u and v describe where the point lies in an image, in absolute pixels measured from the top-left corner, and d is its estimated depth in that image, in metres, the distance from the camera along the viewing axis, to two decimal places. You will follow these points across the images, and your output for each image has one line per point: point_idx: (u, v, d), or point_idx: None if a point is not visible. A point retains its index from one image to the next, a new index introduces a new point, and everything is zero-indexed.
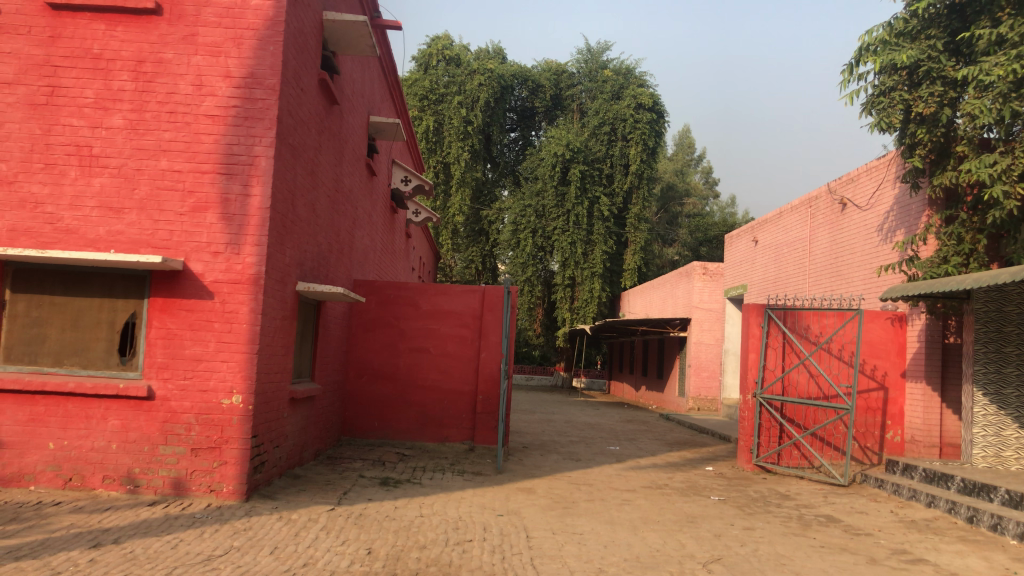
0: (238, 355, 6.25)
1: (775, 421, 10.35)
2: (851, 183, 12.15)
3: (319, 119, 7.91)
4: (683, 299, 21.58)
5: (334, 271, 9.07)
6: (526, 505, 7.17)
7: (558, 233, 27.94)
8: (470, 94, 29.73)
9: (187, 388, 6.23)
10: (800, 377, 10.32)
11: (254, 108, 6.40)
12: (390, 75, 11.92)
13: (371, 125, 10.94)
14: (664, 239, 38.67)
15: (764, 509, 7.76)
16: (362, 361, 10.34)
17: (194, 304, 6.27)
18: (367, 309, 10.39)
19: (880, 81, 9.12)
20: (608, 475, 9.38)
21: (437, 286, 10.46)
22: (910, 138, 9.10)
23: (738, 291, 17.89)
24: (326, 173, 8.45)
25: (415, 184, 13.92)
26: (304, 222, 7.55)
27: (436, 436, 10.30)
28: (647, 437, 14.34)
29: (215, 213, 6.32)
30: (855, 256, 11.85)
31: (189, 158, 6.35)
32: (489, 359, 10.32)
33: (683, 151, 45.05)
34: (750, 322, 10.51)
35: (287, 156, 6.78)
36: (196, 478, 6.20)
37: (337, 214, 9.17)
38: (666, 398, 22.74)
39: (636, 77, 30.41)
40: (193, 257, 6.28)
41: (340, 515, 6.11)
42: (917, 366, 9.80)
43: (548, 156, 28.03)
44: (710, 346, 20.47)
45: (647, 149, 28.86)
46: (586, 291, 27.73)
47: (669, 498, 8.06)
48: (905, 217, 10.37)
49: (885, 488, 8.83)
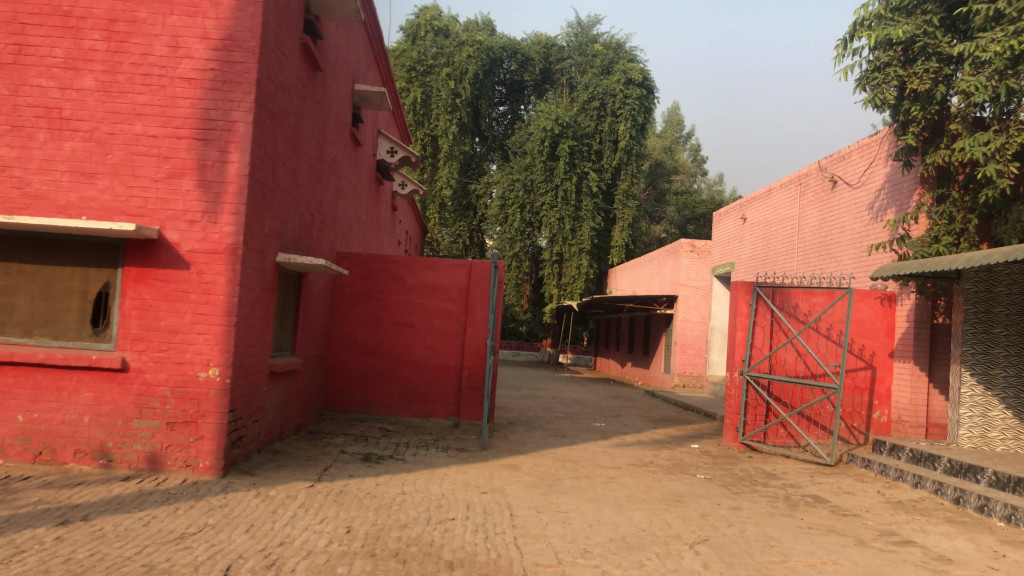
0: (215, 328, 6.07)
1: (761, 400, 10.29)
2: (842, 160, 12.00)
3: (301, 86, 7.68)
4: (671, 277, 21.47)
5: (316, 242, 8.87)
6: (511, 483, 7.06)
7: (546, 208, 27.73)
8: (459, 66, 29.35)
9: (162, 360, 6.05)
10: (787, 355, 10.23)
11: (233, 71, 6.18)
12: (375, 43, 11.65)
13: (357, 94, 10.70)
14: (652, 216, 38.53)
15: (750, 488, 7.68)
16: (346, 335, 10.17)
17: (169, 274, 6.07)
18: (351, 283, 10.21)
19: (875, 57, 8.97)
20: (594, 452, 9.28)
21: (423, 260, 10.28)
22: (904, 115, 8.95)
23: (725, 269, 17.81)
24: (309, 141, 8.22)
25: (401, 156, 13.70)
26: (285, 191, 7.34)
27: (420, 411, 10.17)
28: (633, 414, 14.25)
29: (191, 180, 6.11)
30: (845, 234, 11.73)
31: (164, 122, 6.13)
32: (475, 335, 10.15)
33: (671, 128, 44.79)
34: (738, 300, 10.48)
35: (267, 122, 6.56)
36: (172, 453, 6.03)
37: (320, 185, 8.96)
38: (652, 375, 22.69)
39: (626, 52, 30.10)
40: (168, 226, 6.08)
41: (321, 491, 5.96)
42: (905, 345, 9.72)
43: (537, 131, 27.75)
44: (697, 324, 20.40)
45: (636, 125, 28.61)
46: (574, 267, 27.58)
47: (654, 477, 7.97)
48: (895, 196, 10.24)
49: (872, 469, 8.78)
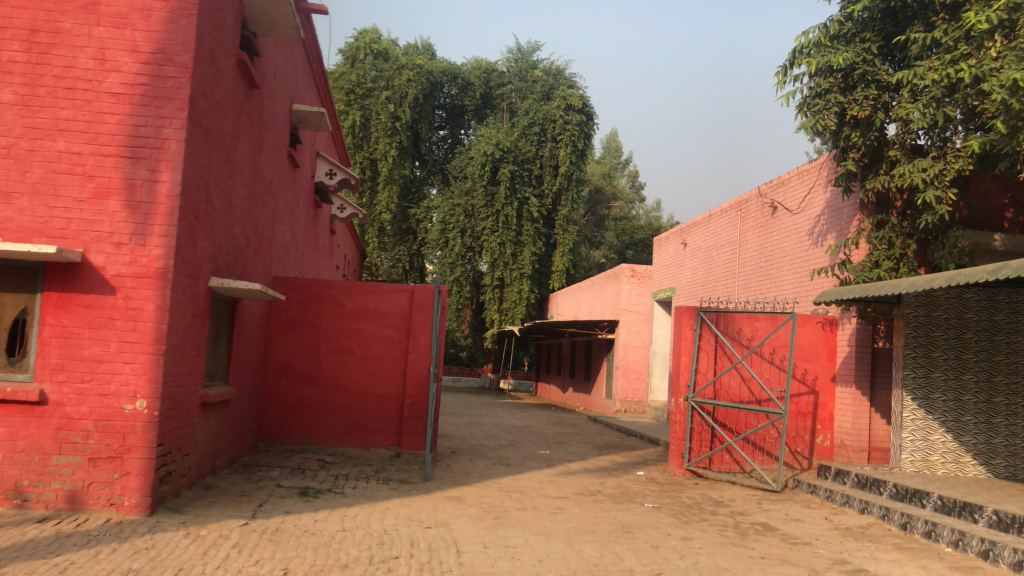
0: (143, 357, 5.72)
1: (706, 426, 10.22)
2: (782, 186, 12.13)
3: (237, 104, 7.40)
4: (611, 302, 21.49)
5: (251, 266, 8.53)
6: (456, 516, 6.80)
7: (486, 233, 27.60)
8: (399, 89, 29.16)
9: (85, 392, 5.66)
10: (731, 380, 10.24)
11: (164, 87, 5.89)
12: (314, 63, 11.40)
13: (295, 114, 10.43)
14: (591, 241, 38.71)
15: (699, 517, 7.56)
16: (282, 363, 9.80)
17: (93, 300, 5.70)
18: (287, 308, 9.86)
19: (815, 84, 8.98)
20: (539, 481, 9.08)
21: (363, 284, 10.01)
22: (845, 142, 8.98)
23: (666, 294, 17.82)
24: (244, 161, 7.91)
25: (340, 178, 13.42)
26: (219, 213, 7.03)
27: (360, 442, 9.84)
28: (576, 440, 14.09)
29: (119, 200, 5.77)
30: (785, 259, 11.82)
31: (90, 139, 5.78)
32: (417, 362, 9.90)
33: (609, 154, 45.21)
34: (683, 325, 10.37)
35: (200, 140, 6.26)
36: (94, 491, 5.63)
37: (256, 206, 8.65)
38: (593, 401, 22.65)
39: (565, 79, 30.34)
40: (93, 248, 5.72)
41: (255, 530, 5.62)
42: (847, 370, 9.78)
43: (477, 156, 27.68)
44: (638, 348, 20.43)
45: (576, 151, 28.80)
46: (515, 292, 27.45)
47: (602, 506, 7.79)
48: (835, 221, 10.36)
49: (818, 494, 8.77)
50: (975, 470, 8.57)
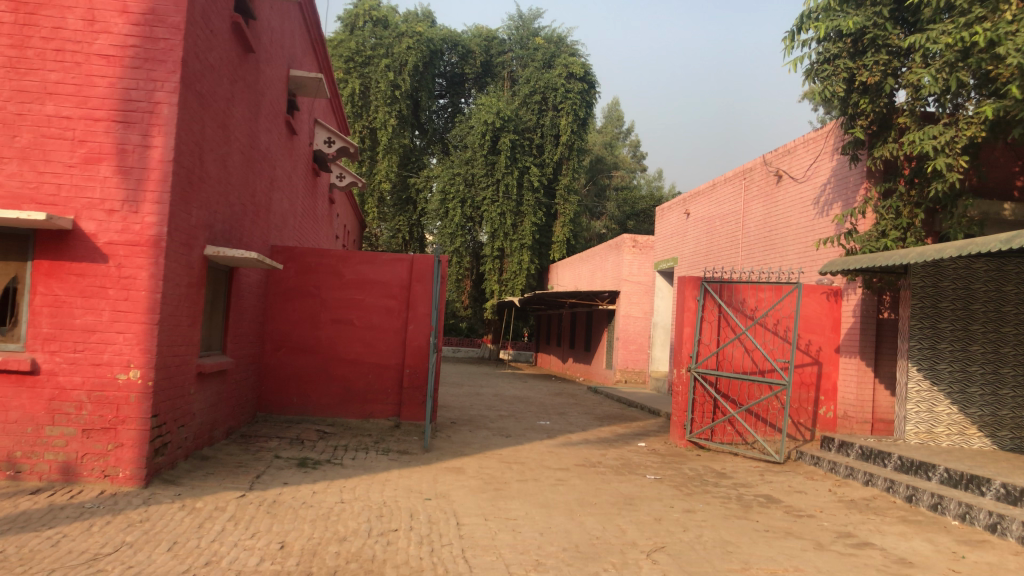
0: (137, 326, 5.60)
1: (709, 397, 10.15)
2: (787, 155, 11.95)
3: (232, 69, 7.22)
4: (613, 272, 21.36)
5: (248, 235, 8.39)
6: (456, 488, 6.72)
7: (486, 203, 27.39)
8: (398, 57, 28.79)
9: (77, 362, 5.55)
10: (735, 351, 10.10)
11: (156, 49, 5.70)
12: (311, 27, 11.16)
13: (292, 80, 10.23)
14: (592, 211, 38.50)
15: (702, 489, 7.49)
16: (280, 333, 9.70)
17: (85, 268, 5.57)
18: (285, 278, 9.74)
19: (824, 49, 8.82)
20: (540, 453, 9.00)
21: (362, 254, 9.87)
22: (853, 109, 8.85)
23: (669, 264, 17.66)
24: (240, 127, 7.74)
25: (339, 146, 13.23)
26: (214, 180, 6.88)
27: (359, 412, 9.76)
28: (577, 411, 14.02)
29: (110, 166, 5.62)
30: (790, 229, 11.67)
31: (79, 103, 5.61)
32: (417, 332, 9.79)
33: (611, 124, 44.81)
34: (686, 296, 10.22)
35: (193, 105, 6.09)
36: (88, 463, 5.54)
37: (253, 174, 8.50)
38: (593, 371, 22.59)
39: (567, 46, 29.96)
40: (84, 215, 5.58)
41: (252, 502, 5.53)
42: (852, 341, 9.67)
43: (477, 124, 27.39)
44: (639, 319, 20.32)
45: (578, 120, 28.51)
46: (515, 263, 27.32)
47: (603, 478, 7.71)
48: (842, 190, 10.20)
49: (821, 466, 8.70)
50: (980, 442, 8.49)
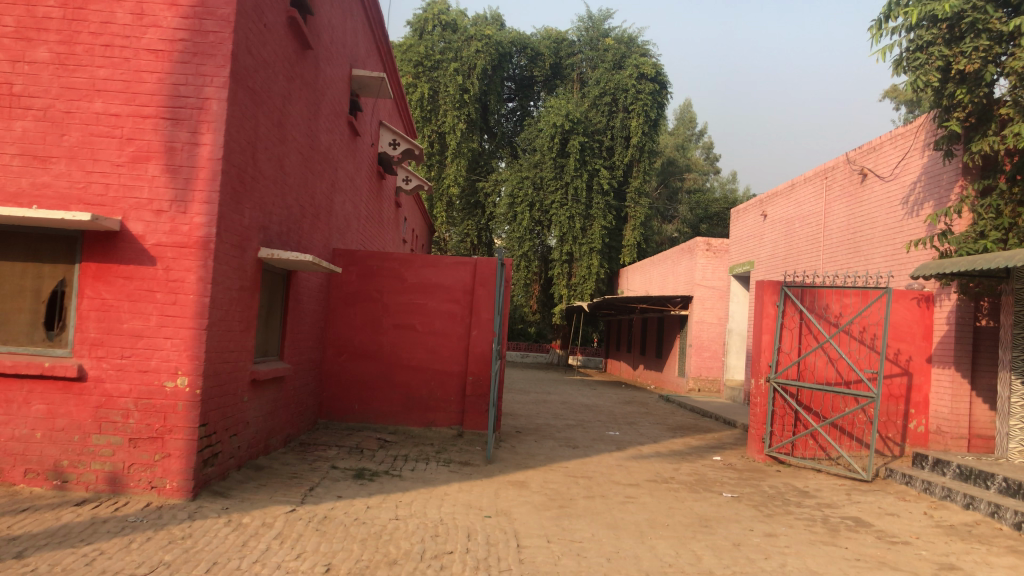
0: (185, 332, 5.37)
1: (790, 409, 9.53)
2: (873, 152, 11.24)
3: (288, 66, 7.00)
4: (685, 277, 20.71)
5: (307, 237, 8.17)
6: (518, 505, 6.32)
7: (555, 206, 26.98)
8: (467, 60, 28.62)
9: (124, 368, 5.36)
10: (817, 361, 9.50)
11: (205, 42, 5.48)
12: (375, 26, 10.94)
13: (355, 80, 10.03)
14: (664, 215, 37.74)
15: (783, 510, 6.93)
16: (342, 338, 9.47)
17: (133, 271, 5.38)
18: (347, 282, 9.52)
19: (917, 36, 8.19)
20: (609, 466, 8.53)
21: (424, 257, 9.58)
22: (948, 100, 8.19)
23: (744, 268, 16.94)
24: (298, 126, 7.52)
25: (404, 148, 13.01)
26: (269, 180, 6.65)
27: (421, 420, 9.45)
28: (648, 421, 13.48)
29: (158, 165, 5.42)
30: (876, 230, 10.96)
31: (128, 99, 5.42)
32: (480, 338, 9.43)
33: (683, 126, 43.83)
34: (765, 301, 9.66)
35: (245, 100, 5.85)
36: (135, 473, 5.33)
37: (313, 175, 8.29)
38: (665, 378, 21.94)
39: (638, 47, 29.32)
40: (132, 216, 5.39)
41: (301, 518, 5.24)
42: (945, 350, 8.94)
43: (546, 127, 27.00)
44: (713, 325, 19.60)
45: (649, 121, 27.88)
46: (584, 267, 26.88)
47: (676, 496, 7.21)
48: (934, 188, 9.49)
49: (914, 486, 8.02)
50: None
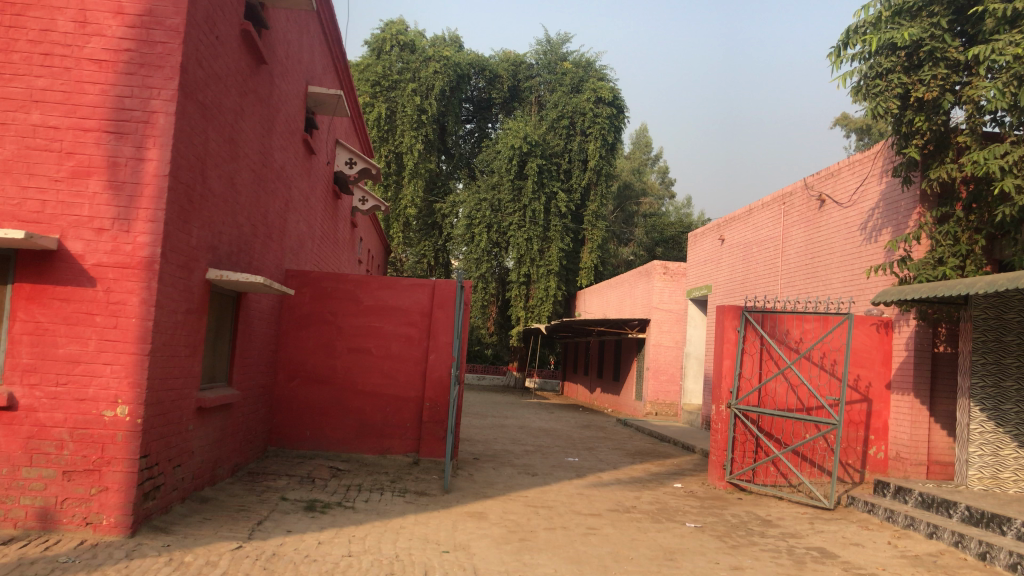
0: (126, 357, 5.06)
1: (751, 435, 9.44)
2: (830, 178, 11.30)
3: (241, 80, 6.75)
4: (642, 300, 20.70)
5: (258, 258, 7.88)
6: (478, 538, 6.08)
7: (513, 228, 26.88)
8: (425, 81, 28.47)
9: (60, 397, 5.02)
10: (778, 387, 9.44)
11: (153, 53, 5.22)
12: (332, 42, 10.72)
13: (311, 97, 9.80)
14: (620, 238, 37.88)
15: (748, 541, 6.78)
16: (294, 362, 9.16)
17: (71, 293, 5.06)
18: (300, 304, 9.22)
19: (876, 63, 8.16)
20: (569, 495, 8.33)
21: (381, 279, 9.33)
22: (907, 128, 8.17)
23: (702, 292, 16.97)
24: (250, 143, 7.25)
25: (361, 167, 12.76)
26: (219, 198, 6.38)
27: (376, 448, 9.16)
28: (607, 445, 13.33)
29: (100, 180, 5.12)
30: (834, 256, 11.00)
31: (68, 111, 5.13)
32: (438, 362, 9.19)
33: (639, 150, 44.22)
34: (726, 326, 9.55)
35: (194, 115, 5.59)
36: (68, 509, 4.98)
37: (265, 193, 8.02)
38: (623, 402, 21.85)
39: (596, 71, 29.47)
40: (70, 234, 5.07)
41: (248, 556, 4.94)
42: (904, 376, 8.92)
43: (504, 149, 26.92)
44: (670, 348, 19.59)
45: (606, 144, 27.99)
46: (541, 289, 26.75)
47: (638, 526, 7.03)
48: (892, 215, 9.54)
49: (877, 514, 7.95)
50: None
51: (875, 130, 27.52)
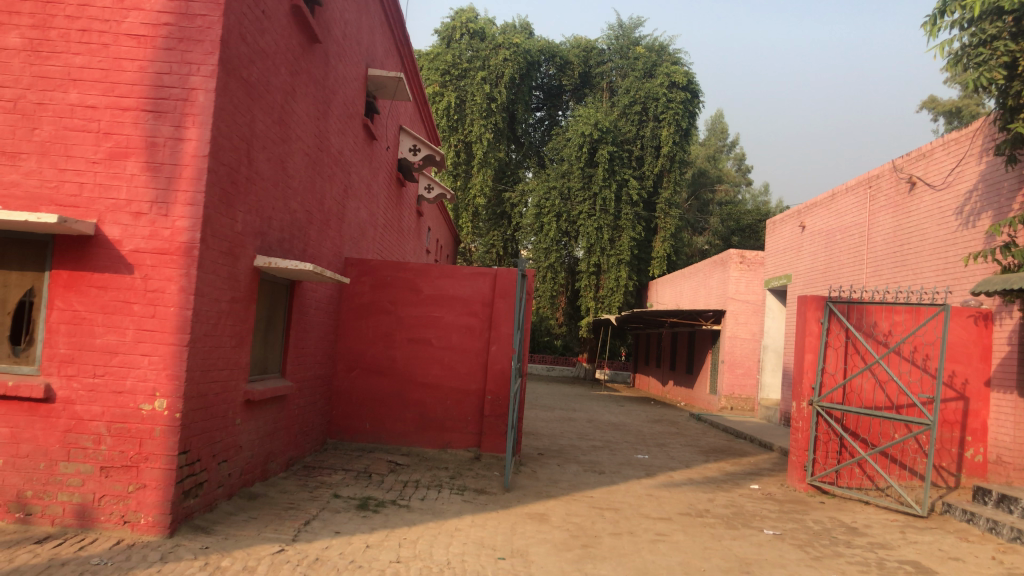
0: (164, 348, 4.81)
1: (834, 435, 8.81)
2: (923, 158, 10.52)
3: (292, 59, 6.46)
4: (718, 290, 19.98)
5: (313, 245, 7.61)
6: (537, 544, 5.68)
7: (584, 217, 26.33)
8: (495, 69, 28.13)
9: (97, 389, 4.80)
10: (865, 384, 8.77)
11: (192, 27, 4.93)
12: (394, 24, 10.40)
13: (370, 80, 9.50)
14: (694, 227, 36.99)
15: (833, 552, 6.20)
16: (353, 353, 8.92)
17: (108, 280, 4.83)
18: (359, 293, 8.97)
19: (979, 30, 7.43)
20: (637, 496, 7.85)
21: (442, 267, 9.00)
22: (1015, 100, 7.42)
23: (780, 282, 16.22)
24: (303, 124, 6.97)
25: (425, 154, 12.43)
26: (268, 182, 6.10)
27: (436, 441, 8.84)
28: (680, 442, 12.79)
29: (138, 162, 4.87)
30: (926, 243, 10.23)
31: (106, 90, 4.88)
32: (500, 354, 8.80)
33: (714, 137, 43.10)
34: (808, 318, 8.93)
35: (238, 92, 5.30)
36: (106, 506, 4.76)
37: (321, 178, 7.74)
38: (696, 396, 21.18)
39: (669, 55, 28.66)
40: (108, 219, 4.83)
41: (288, 561, 4.64)
42: (1007, 373, 8.16)
43: (575, 136, 26.37)
44: (747, 340, 18.86)
45: (680, 130, 27.21)
46: (612, 279, 26.18)
47: (711, 533, 6.52)
48: (993, 197, 8.76)
49: (977, 524, 7.26)
50: None
51: (965, 112, 26.08)
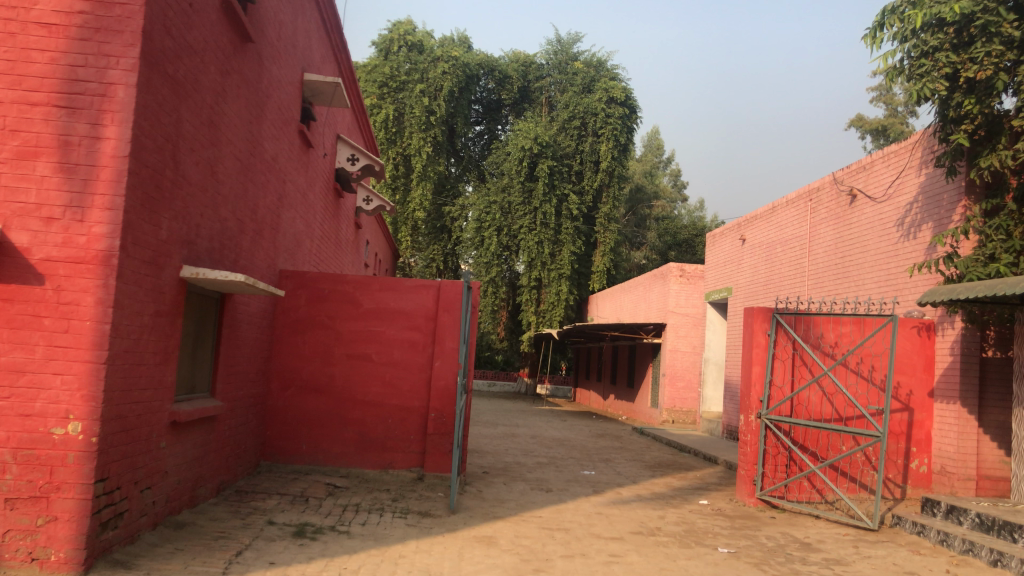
0: (78, 366, 4.37)
1: (783, 448, 8.69)
2: (863, 171, 10.56)
3: (222, 58, 6.08)
4: (658, 304, 19.94)
5: (245, 256, 7.19)
6: (486, 570, 5.35)
7: (524, 232, 26.15)
8: (433, 82, 27.85)
9: (2, 412, 4.36)
10: (812, 396, 8.69)
11: (110, 16, 4.53)
12: (331, 28, 10.04)
13: (307, 85, 9.13)
14: (632, 242, 37.15)
15: (789, 570, 6.02)
16: (288, 370, 8.49)
17: (15, 292, 4.39)
18: (295, 307, 8.56)
19: (923, 41, 7.43)
20: (587, 515, 7.58)
21: (383, 280, 8.64)
22: (955, 112, 7.39)
23: (721, 295, 16.21)
24: (234, 127, 6.57)
25: (364, 164, 12.06)
26: (196, 187, 5.71)
27: (377, 462, 8.45)
28: (626, 457, 12.59)
29: (49, 162, 4.45)
30: (868, 255, 10.26)
31: (13, 83, 4.45)
32: (443, 369, 8.48)
33: (651, 153, 43.51)
34: (755, 330, 8.82)
35: (162, 89, 4.91)
36: (11, 542, 4.31)
37: (254, 186, 7.33)
38: (638, 410, 21.09)
39: (607, 71, 28.79)
40: (14, 225, 4.39)
41: None
42: (950, 384, 8.14)
43: (514, 150, 26.22)
44: (687, 354, 18.81)
45: (619, 145, 27.29)
46: (553, 293, 26.03)
47: (666, 553, 6.28)
48: (933, 209, 8.79)
49: (928, 536, 7.19)
50: None
51: (892, 131, 26.68)
